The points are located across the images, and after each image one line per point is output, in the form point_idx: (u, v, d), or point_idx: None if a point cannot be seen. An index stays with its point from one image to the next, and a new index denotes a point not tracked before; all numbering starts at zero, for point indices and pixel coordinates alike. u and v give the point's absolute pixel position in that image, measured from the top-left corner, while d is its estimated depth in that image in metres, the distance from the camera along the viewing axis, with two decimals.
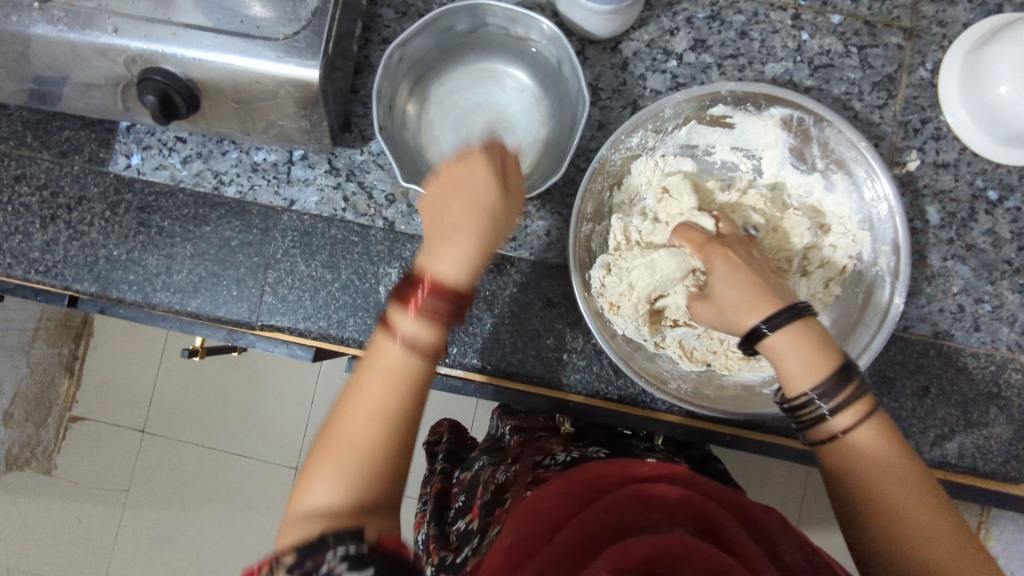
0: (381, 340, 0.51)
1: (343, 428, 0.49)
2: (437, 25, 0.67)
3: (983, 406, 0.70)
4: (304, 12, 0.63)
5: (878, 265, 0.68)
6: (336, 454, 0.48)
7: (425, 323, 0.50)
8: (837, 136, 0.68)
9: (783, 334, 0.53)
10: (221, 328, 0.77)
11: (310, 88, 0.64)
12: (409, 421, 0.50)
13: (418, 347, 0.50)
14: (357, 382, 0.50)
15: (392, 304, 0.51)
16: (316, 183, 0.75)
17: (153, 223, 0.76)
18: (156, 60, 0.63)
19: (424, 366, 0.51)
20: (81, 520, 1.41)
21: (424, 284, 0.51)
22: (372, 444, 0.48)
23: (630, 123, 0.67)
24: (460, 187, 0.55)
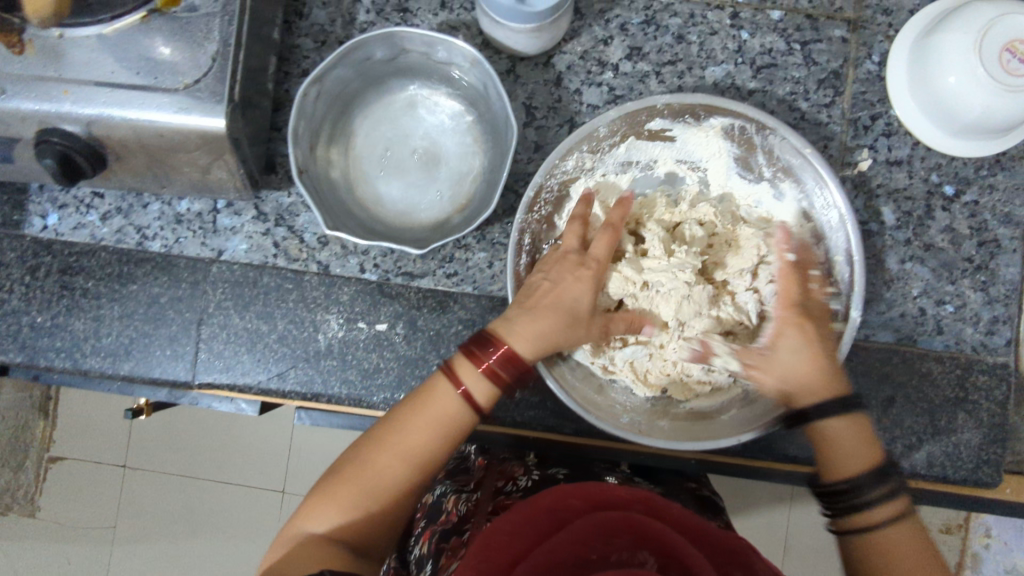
0: (440, 380, 0.55)
1: (379, 458, 0.52)
2: (351, 56, 0.63)
3: (951, 411, 0.68)
4: (204, 57, 0.59)
5: (834, 278, 0.65)
6: (354, 492, 0.52)
7: (487, 384, 0.54)
8: (781, 142, 0.64)
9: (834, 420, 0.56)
10: (160, 386, 0.73)
11: (219, 138, 0.60)
12: (428, 477, 0.55)
13: (473, 404, 0.54)
14: (388, 443, 0.53)
15: (444, 377, 0.55)
16: (244, 231, 0.72)
17: (76, 285, 0.72)
18: (51, 120, 0.59)
19: (465, 423, 0.55)
20: (66, 565, 1.38)
21: (492, 355, 0.54)
22: (392, 486, 0.53)
23: (564, 146, 0.63)
24: (558, 308, 0.57)
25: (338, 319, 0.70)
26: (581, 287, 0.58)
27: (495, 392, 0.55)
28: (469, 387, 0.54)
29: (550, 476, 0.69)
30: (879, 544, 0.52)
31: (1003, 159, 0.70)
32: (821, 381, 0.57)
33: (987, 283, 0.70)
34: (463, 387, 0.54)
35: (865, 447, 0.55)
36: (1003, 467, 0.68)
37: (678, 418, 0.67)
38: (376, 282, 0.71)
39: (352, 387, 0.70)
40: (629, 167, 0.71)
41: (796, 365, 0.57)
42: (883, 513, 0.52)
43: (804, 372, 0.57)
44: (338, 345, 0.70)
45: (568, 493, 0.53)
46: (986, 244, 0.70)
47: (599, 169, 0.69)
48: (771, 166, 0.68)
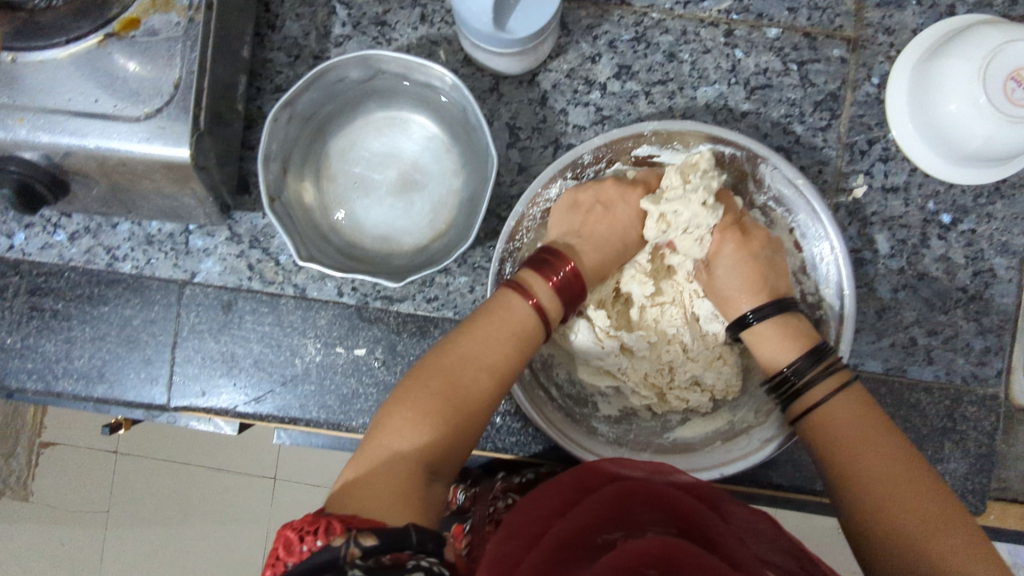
0: (513, 297, 0.56)
1: (455, 367, 0.52)
2: (324, 79, 0.60)
3: (937, 443, 0.68)
4: (167, 85, 0.56)
5: (823, 310, 0.63)
6: (436, 407, 0.50)
7: (557, 296, 0.57)
8: (773, 172, 0.62)
9: (769, 319, 0.60)
10: (136, 408, 0.72)
11: (185, 167, 0.57)
12: (504, 391, 0.54)
13: (544, 316, 0.56)
14: (460, 356, 0.53)
15: (516, 293, 0.56)
16: (218, 252, 0.69)
17: (46, 307, 0.70)
18: (7, 148, 0.55)
19: (536, 337, 0.56)
20: (60, 550, 1.40)
21: (561, 272, 0.58)
22: (472, 398, 0.51)
23: (546, 174, 0.62)
24: (610, 233, 0.63)
25: (316, 344, 0.69)
26: (629, 207, 0.63)
27: (561, 306, 0.58)
28: (540, 299, 0.56)
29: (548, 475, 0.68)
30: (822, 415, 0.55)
31: (1003, 187, 0.68)
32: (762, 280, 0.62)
33: (980, 313, 0.68)
34: (533, 299, 0.56)
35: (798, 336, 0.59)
36: (987, 498, 0.68)
37: (662, 449, 0.65)
38: (354, 306, 0.69)
39: (330, 412, 0.69)
40: None
41: (734, 279, 0.62)
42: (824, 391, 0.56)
43: (744, 280, 0.62)
44: (316, 369, 0.69)
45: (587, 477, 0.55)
46: (981, 273, 0.68)
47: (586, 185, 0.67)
48: (763, 194, 0.65)
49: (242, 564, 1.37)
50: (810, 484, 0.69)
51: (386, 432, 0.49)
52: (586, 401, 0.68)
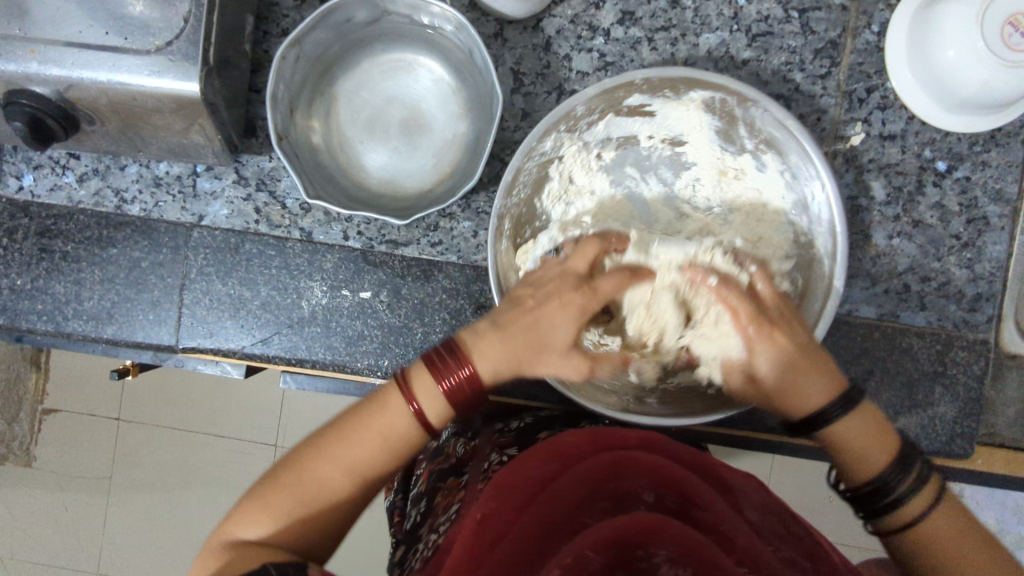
0: (390, 396, 0.52)
1: (322, 465, 0.50)
2: (332, 18, 0.61)
3: (928, 386, 0.69)
4: (176, 18, 0.56)
5: (815, 248, 0.64)
6: (285, 503, 0.49)
7: (440, 403, 0.52)
8: (763, 115, 0.62)
9: (843, 422, 0.53)
10: (145, 350, 0.73)
11: (194, 103, 0.58)
12: (374, 487, 0.52)
13: (424, 423, 0.52)
14: (330, 454, 0.50)
15: (398, 398, 0.52)
16: (225, 195, 0.70)
17: (55, 248, 0.71)
18: (19, 81, 0.57)
19: (414, 440, 0.52)
20: (65, 509, 1.42)
21: (451, 378, 0.52)
22: (327, 495, 0.50)
23: (540, 128, 0.60)
24: (531, 335, 0.54)
25: (322, 287, 0.70)
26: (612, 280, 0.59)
27: (450, 414, 0.53)
28: (421, 405, 0.51)
29: (546, 419, 0.70)
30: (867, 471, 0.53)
31: (998, 135, 0.69)
32: (812, 376, 0.54)
33: (973, 260, 0.70)
34: (414, 406, 0.51)
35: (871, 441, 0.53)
36: (976, 440, 0.70)
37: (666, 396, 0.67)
38: (359, 250, 0.70)
39: (336, 353, 0.70)
40: (609, 144, 0.70)
41: (773, 369, 0.56)
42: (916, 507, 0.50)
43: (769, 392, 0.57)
44: (322, 311, 0.70)
45: (587, 434, 0.58)
46: (975, 221, 0.70)
47: (582, 140, 0.68)
48: (752, 138, 0.66)
49: None
50: None
51: (236, 519, 0.49)
52: None
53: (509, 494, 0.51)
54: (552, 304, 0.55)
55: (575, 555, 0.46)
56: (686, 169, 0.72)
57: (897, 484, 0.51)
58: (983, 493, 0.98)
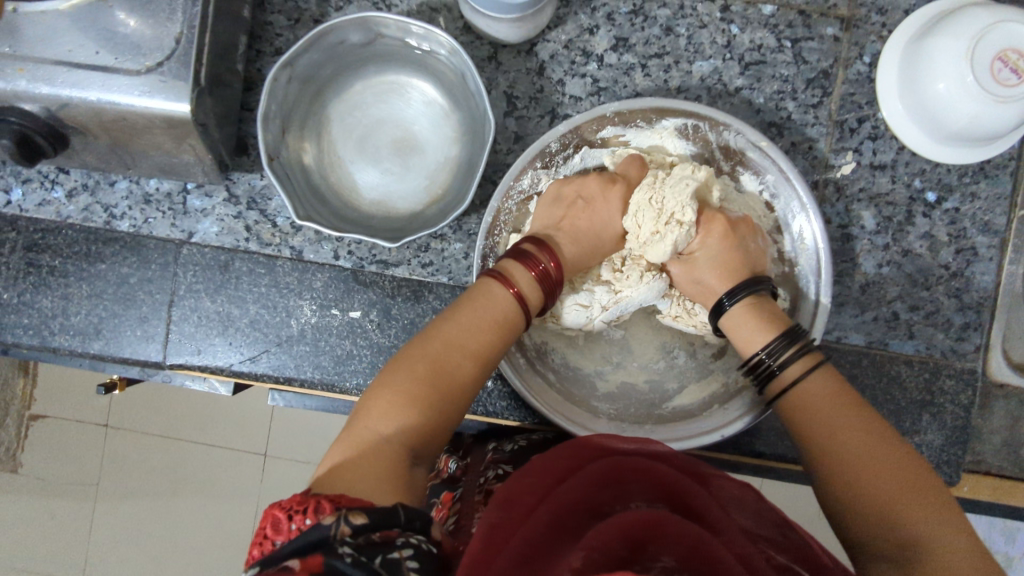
0: (494, 287, 0.56)
1: (442, 346, 0.52)
2: (323, 41, 0.61)
3: (915, 414, 0.70)
4: (168, 40, 0.56)
5: (800, 267, 0.64)
6: (421, 388, 0.50)
7: (533, 287, 0.57)
8: (736, 138, 0.64)
9: (738, 300, 0.60)
10: (132, 365, 0.73)
11: (185, 123, 0.58)
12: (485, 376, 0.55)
13: (526, 306, 0.56)
14: (450, 338, 0.53)
15: (499, 282, 0.56)
16: (216, 213, 0.70)
17: (42, 263, 0.70)
18: (7, 99, 0.56)
19: (517, 326, 0.56)
20: (49, 519, 1.40)
21: (545, 262, 0.58)
22: (457, 383, 0.52)
23: (517, 167, 0.63)
24: (588, 232, 0.62)
25: (311, 306, 0.70)
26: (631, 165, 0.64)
27: (542, 293, 0.58)
28: (521, 287, 0.57)
29: (539, 442, 0.69)
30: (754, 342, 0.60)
31: (987, 167, 0.70)
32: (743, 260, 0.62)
33: (961, 289, 0.71)
34: (516, 287, 0.56)
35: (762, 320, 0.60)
36: (961, 468, 0.71)
37: (663, 418, 0.66)
38: (350, 270, 0.70)
39: (325, 373, 0.70)
40: None
41: (722, 255, 0.62)
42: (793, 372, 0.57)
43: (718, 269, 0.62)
44: (311, 330, 0.70)
45: (576, 449, 0.57)
46: (963, 252, 0.70)
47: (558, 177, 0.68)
48: (727, 162, 0.66)
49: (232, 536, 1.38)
50: (791, 451, 0.71)
51: (371, 414, 0.48)
52: (583, 383, 0.69)
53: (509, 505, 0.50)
54: (602, 207, 0.63)
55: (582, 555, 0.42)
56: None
57: (778, 352, 0.57)
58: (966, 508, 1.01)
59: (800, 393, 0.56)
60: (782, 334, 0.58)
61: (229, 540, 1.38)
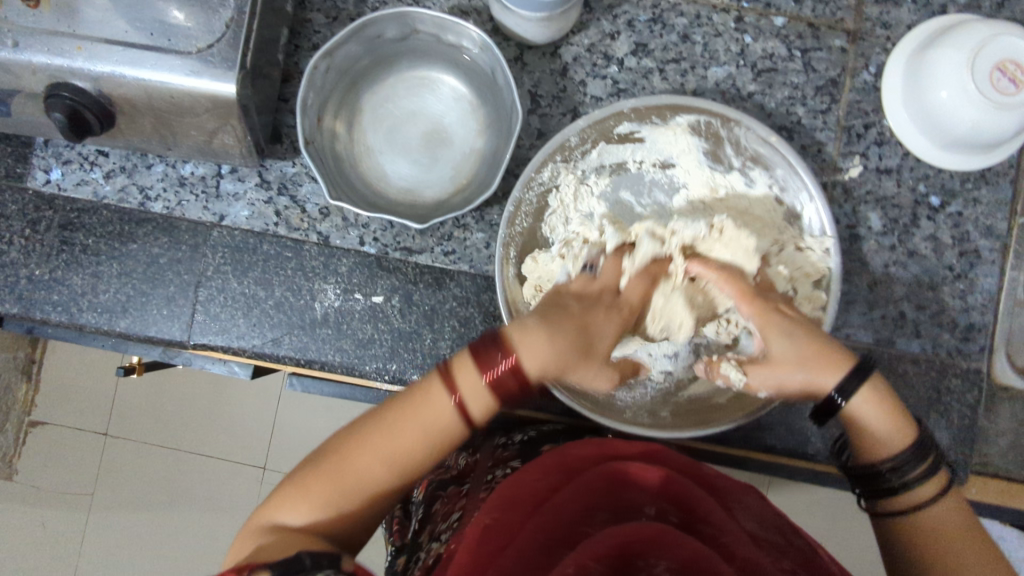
0: (436, 384, 0.52)
1: (370, 443, 0.50)
2: (363, 34, 0.65)
3: (923, 412, 0.71)
4: (218, 23, 0.59)
5: (811, 260, 0.67)
6: (336, 484, 0.49)
7: (484, 396, 0.51)
8: (747, 133, 0.67)
9: (859, 395, 0.56)
10: (155, 346, 0.75)
11: (230, 104, 0.61)
12: (415, 476, 0.52)
13: (466, 414, 0.51)
14: (379, 438, 0.50)
15: (443, 385, 0.52)
16: (247, 197, 0.73)
17: (76, 241, 0.72)
18: (62, 75, 0.59)
19: (456, 430, 0.52)
20: (42, 528, 1.36)
21: (500, 366, 0.51)
22: (372, 487, 0.50)
23: (538, 159, 0.65)
24: (580, 338, 0.56)
25: (335, 289, 0.72)
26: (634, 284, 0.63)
27: (492, 403, 0.52)
28: (465, 395, 0.51)
29: (550, 432, 0.72)
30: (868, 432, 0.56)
31: (988, 174, 0.73)
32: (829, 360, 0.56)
33: (965, 291, 0.73)
34: (457, 395, 0.51)
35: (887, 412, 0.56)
36: (970, 467, 0.72)
37: (677, 410, 0.71)
38: (374, 256, 0.72)
39: (345, 356, 0.71)
40: (603, 173, 0.73)
41: (790, 351, 0.57)
42: (922, 495, 0.54)
43: (809, 354, 0.56)
44: (334, 314, 0.72)
45: (588, 447, 0.59)
46: (967, 254, 0.73)
47: (576, 171, 0.71)
48: (739, 157, 0.70)
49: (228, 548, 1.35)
50: (801, 446, 0.72)
51: (288, 496, 0.50)
52: None
53: (513, 506, 0.52)
54: (604, 323, 0.59)
55: (578, 563, 0.45)
56: (677, 191, 0.73)
57: (908, 468, 0.55)
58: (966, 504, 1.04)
59: (926, 523, 0.53)
60: (910, 451, 0.55)
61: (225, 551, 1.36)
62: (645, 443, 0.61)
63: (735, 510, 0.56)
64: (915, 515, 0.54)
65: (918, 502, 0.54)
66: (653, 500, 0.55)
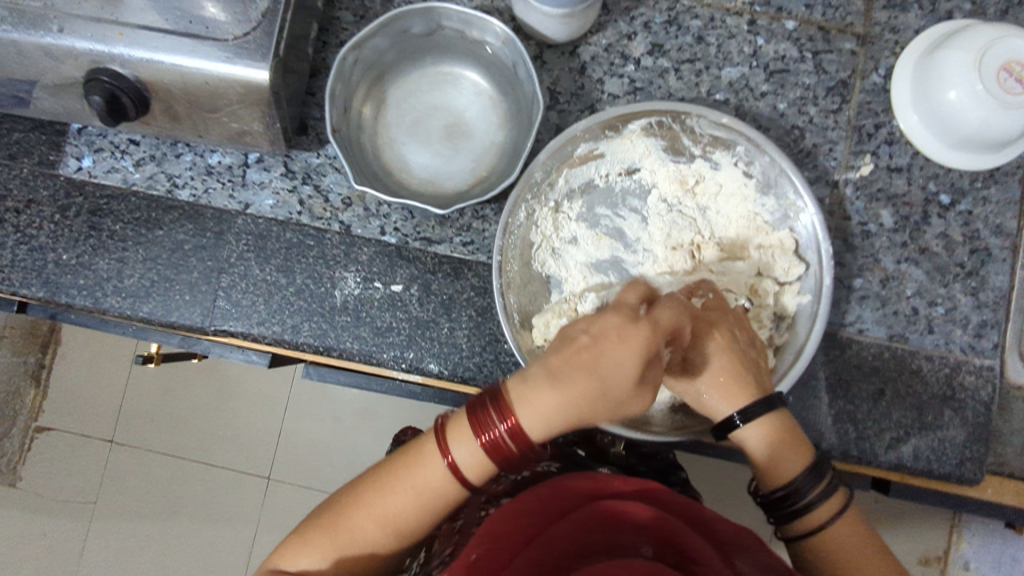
0: (431, 447, 0.53)
1: (367, 503, 0.52)
2: (391, 28, 0.67)
3: (938, 408, 0.72)
4: (254, 13, 0.62)
5: (808, 259, 0.68)
6: (331, 541, 0.52)
7: (479, 457, 0.51)
8: (700, 122, 0.69)
9: (754, 422, 0.58)
10: (176, 333, 0.75)
11: (261, 91, 0.63)
12: (406, 541, 0.54)
13: (458, 475, 0.52)
14: (371, 501, 0.52)
15: (436, 446, 0.52)
16: (272, 186, 0.75)
17: (104, 227, 0.74)
18: (102, 60, 0.61)
19: (447, 496, 0.53)
20: (42, 538, 1.31)
21: (491, 428, 0.50)
22: (365, 546, 0.52)
23: (511, 205, 0.66)
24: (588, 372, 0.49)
25: (356, 277, 0.73)
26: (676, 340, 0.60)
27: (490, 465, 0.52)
28: (458, 456, 0.51)
29: (543, 472, 0.63)
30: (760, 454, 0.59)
31: (997, 174, 0.74)
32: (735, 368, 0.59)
33: (977, 289, 0.74)
34: (451, 457, 0.52)
35: (780, 433, 0.58)
36: (985, 465, 0.71)
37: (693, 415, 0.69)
38: (394, 245, 0.74)
39: (363, 343, 0.72)
40: (583, 195, 0.74)
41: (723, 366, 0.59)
42: (814, 519, 0.56)
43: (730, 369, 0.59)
44: (353, 302, 0.73)
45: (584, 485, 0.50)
46: (978, 252, 0.74)
47: (549, 204, 0.72)
48: (698, 145, 0.72)
49: (229, 562, 1.29)
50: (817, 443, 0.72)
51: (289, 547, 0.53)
52: None
53: (505, 538, 0.45)
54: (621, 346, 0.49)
55: None
56: (649, 193, 0.73)
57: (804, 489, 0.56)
58: (977, 517, 1.03)
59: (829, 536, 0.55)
60: (805, 478, 0.57)
61: (225, 566, 1.29)
62: (644, 482, 0.50)
63: (737, 559, 0.46)
64: (813, 534, 0.56)
65: (809, 526, 0.56)
66: (653, 540, 0.45)
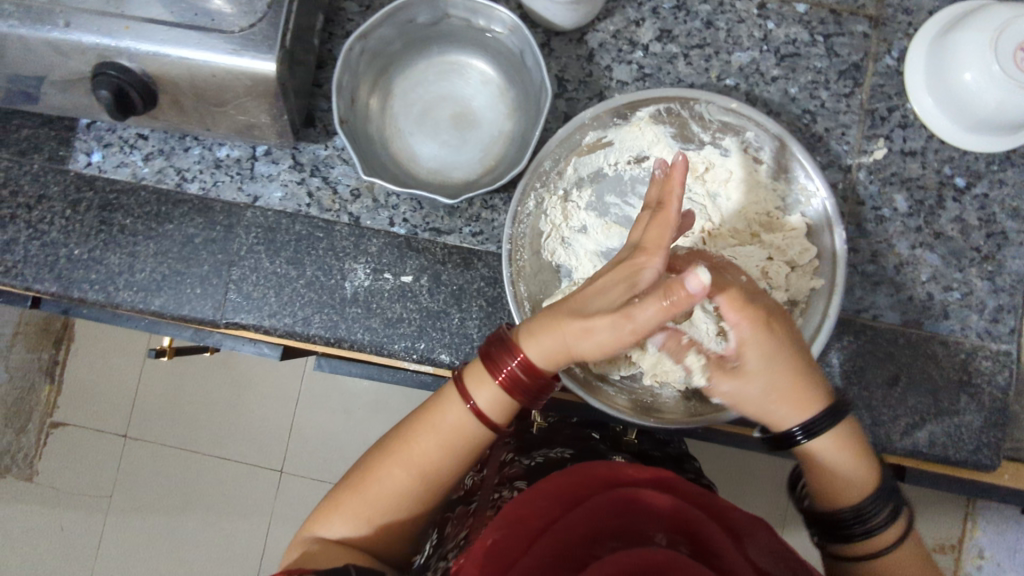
0: (451, 396, 0.58)
1: (398, 456, 0.57)
2: (397, 17, 0.67)
3: (954, 394, 0.71)
4: (260, 4, 0.61)
5: (824, 246, 0.67)
6: (371, 498, 0.57)
7: (499, 397, 0.57)
8: (708, 107, 0.68)
9: (821, 435, 0.56)
10: (187, 327, 0.77)
11: (269, 82, 0.63)
12: (441, 488, 0.59)
13: (482, 417, 0.57)
14: (401, 454, 0.57)
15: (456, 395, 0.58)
16: (281, 179, 0.75)
17: (115, 221, 0.74)
18: (109, 55, 0.61)
19: (474, 435, 0.58)
20: (59, 532, 1.33)
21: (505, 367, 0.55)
22: (395, 497, 0.57)
23: (519, 193, 0.67)
24: (576, 309, 0.54)
25: (366, 269, 0.73)
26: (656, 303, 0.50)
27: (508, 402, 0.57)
28: (479, 400, 0.57)
29: (554, 459, 0.63)
30: (826, 463, 0.57)
31: (1014, 156, 0.73)
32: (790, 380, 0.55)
33: (994, 273, 0.73)
34: (472, 402, 0.57)
35: (847, 444, 0.56)
36: (1002, 451, 0.71)
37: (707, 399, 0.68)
38: (404, 236, 0.74)
39: (374, 335, 0.72)
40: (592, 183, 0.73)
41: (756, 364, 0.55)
42: (885, 540, 0.54)
43: (779, 384, 0.55)
44: (363, 293, 0.73)
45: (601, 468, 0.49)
46: (994, 236, 0.73)
47: (558, 193, 0.71)
48: (708, 131, 0.71)
49: (243, 554, 1.30)
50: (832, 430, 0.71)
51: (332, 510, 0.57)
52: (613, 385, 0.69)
53: (522, 523, 0.45)
54: (610, 279, 0.54)
55: None
56: None
57: (867, 511, 0.55)
58: (994, 504, 1.02)
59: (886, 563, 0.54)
60: (875, 494, 0.55)
61: (239, 558, 1.30)
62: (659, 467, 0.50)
63: (748, 545, 0.46)
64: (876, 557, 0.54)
65: (882, 545, 0.54)
66: (667, 527, 0.45)
